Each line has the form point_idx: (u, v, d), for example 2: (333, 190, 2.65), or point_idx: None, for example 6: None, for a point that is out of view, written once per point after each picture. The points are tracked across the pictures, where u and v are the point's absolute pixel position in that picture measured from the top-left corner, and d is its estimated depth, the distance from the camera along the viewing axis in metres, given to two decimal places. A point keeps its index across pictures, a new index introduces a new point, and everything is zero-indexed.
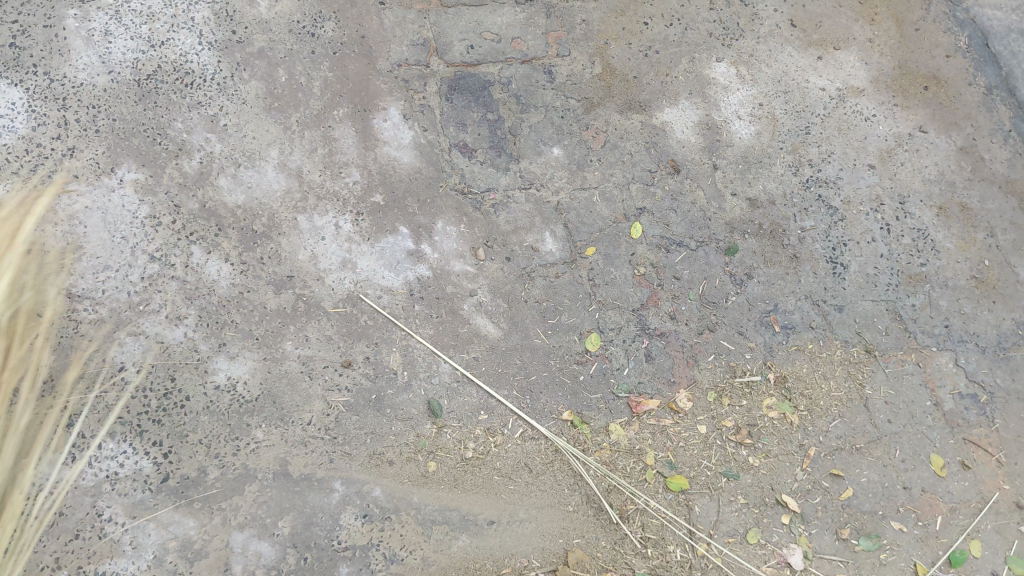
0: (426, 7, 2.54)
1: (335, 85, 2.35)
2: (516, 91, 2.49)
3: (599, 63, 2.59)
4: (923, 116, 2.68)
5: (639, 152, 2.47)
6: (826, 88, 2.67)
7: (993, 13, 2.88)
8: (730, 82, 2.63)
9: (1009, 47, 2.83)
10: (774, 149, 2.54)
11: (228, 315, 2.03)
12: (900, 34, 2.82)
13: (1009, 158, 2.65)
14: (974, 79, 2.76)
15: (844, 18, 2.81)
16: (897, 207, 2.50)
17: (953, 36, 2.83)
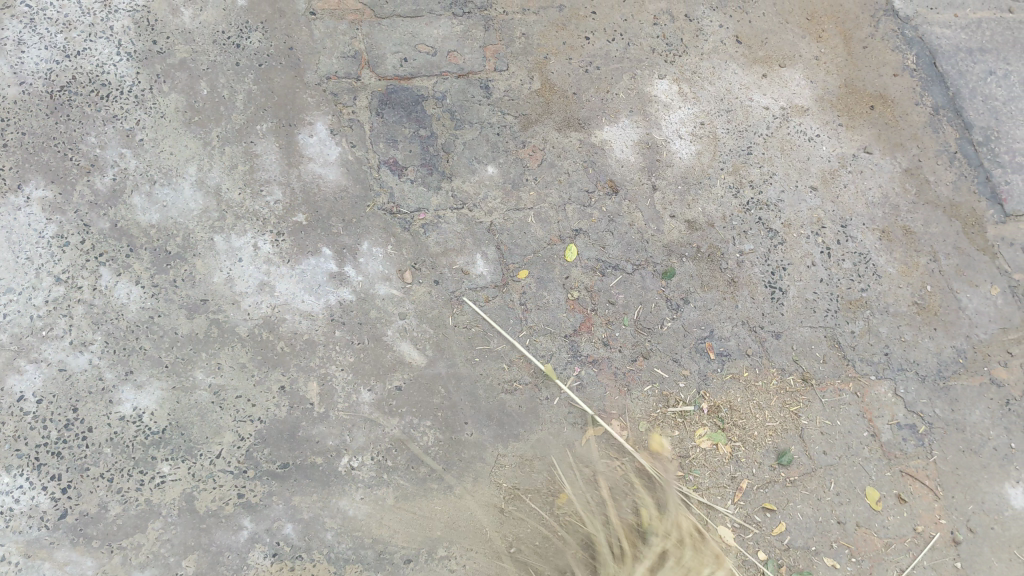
0: (359, 18, 2.45)
1: (259, 98, 2.26)
2: (450, 106, 2.41)
3: (539, 79, 2.52)
4: (868, 137, 2.64)
5: (576, 172, 2.40)
6: (769, 107, 2.63)
7: (942, 32, 2.86)
8: (672, 100, 2.58)
9: (958, 66, 2.80)
10: (714, 169, 2.49)
11: (136, 341, 1.94)
12: (847, 52, 2.79)
13: (955, 180, 2.61)
14: (920, 98, 2.73)
15: (790, 34, 2.78)
16: (838, 231, 2.46)
17: (901, 54, 2.80)
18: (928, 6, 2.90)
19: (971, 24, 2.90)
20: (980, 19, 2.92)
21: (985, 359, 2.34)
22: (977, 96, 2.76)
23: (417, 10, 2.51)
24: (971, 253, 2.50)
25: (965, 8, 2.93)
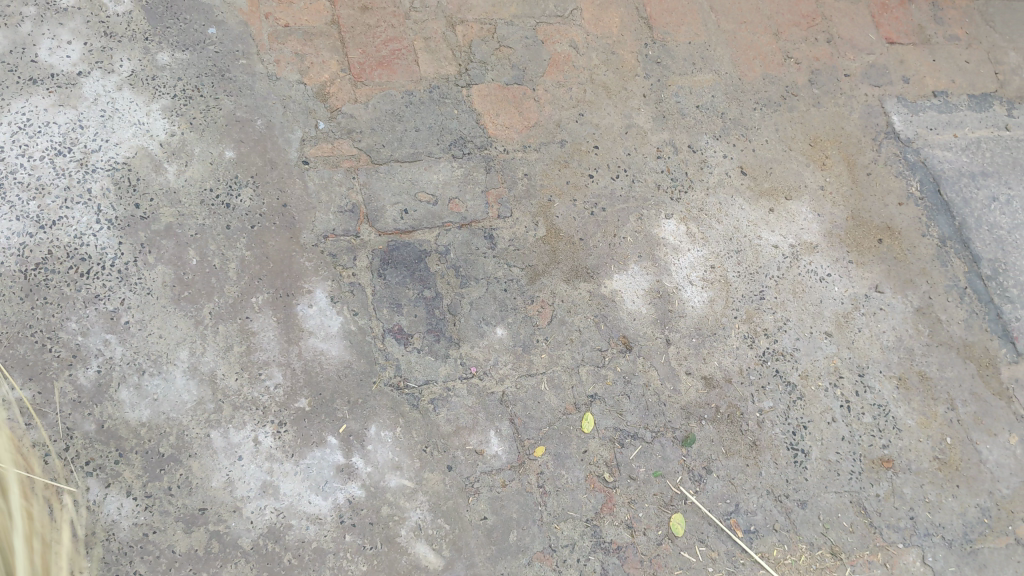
0: (355, 165, 2.32)
1: (253, 266, 2.10)
2: (454, 261, 2.26)
3: (543, 224, 2.41)
4: (877, 273, 2.60)
5: (588, 329, 2.29)
6: (779, 246, 2.57)
7: (944, 155, 2.87)
8: (680, 243, 2.49)
9: (962, 192, 2.80)
10: (727, 318, 2.41)
11: (130, 566, 1.76)
12: (851, 179, 2.75)
13: (966, 317, 2.60)
14: (927, 228, 2.71)
15: (794, 163, 2.73)
16: (856, 379, 2.41)
17: (905, 181, 2.78)
18: (928, 126, 2.93)
19: (971, 144, 2.93)
20: (979, 138, 2.96)
21: (1010, 517, 2.29)
22: (983, 225, 2.76)
23: (417, 153, 2.38)
24: (988, 399, 2.47)
25: (964, 128, 2.97)
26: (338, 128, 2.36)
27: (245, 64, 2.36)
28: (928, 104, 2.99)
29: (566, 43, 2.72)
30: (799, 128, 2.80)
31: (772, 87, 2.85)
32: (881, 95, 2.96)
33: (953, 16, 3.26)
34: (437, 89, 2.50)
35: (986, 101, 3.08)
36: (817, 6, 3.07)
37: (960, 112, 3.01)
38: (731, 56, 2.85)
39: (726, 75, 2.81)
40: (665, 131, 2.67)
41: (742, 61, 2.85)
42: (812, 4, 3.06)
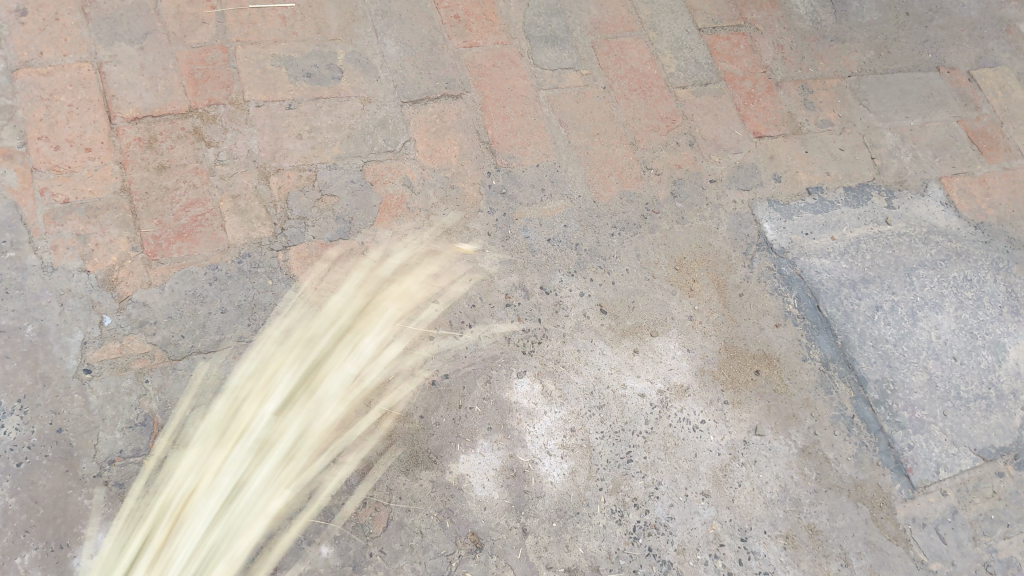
0: (149, 363, 2.00)
1: (18, 516, 1.78)
2: (270, 468, 1.95)
3: (377, 405, 2.09)
4: (754, 412, 2.41)
5: (432, 529, 1.97)
6: (645, 394, 2.35)
7: (821, 264, 2.71)
8: (535, 405, 2.23)
9: (843, 306, 2.65)
10: (591, 491, 2.14)
11: None
12: (722, 302, 2.58)
13: (855, 452, 2.42)
14: (807, 351, 2.55)
15: (659, 292, 2.54)
16: (738, 546, 2.17)
17: (781, 298, 2.62)
18: (803, 231, 2.77)
19: (851, 246, 2.78)
20: (858, 237, 2.81)
21: None
22: (867, 341, 2.61)
23: (223, 339, 2.07)
24: (885, 547, 2.28)
25: (842, 228, 2.82)
26: (128, 321, 2.03)
27: (13, 256, 2.05)
28: (802, 204, 2.83)
29: (399, 182, 2.46)
30: (663, 251, 2.62)
31: (634, 202, 2.67)
32: (751, 200, 2.79)
33: (824, 98, 3.12)
34: (247, 258, 2.19)
35: (865, 193, 2.93)
36: (676, 105, 2.89)
37: (837, 209, 2.86)
38: (588, 173, 2.67)
39: (581, 198, 2.62)
40: (514, 273, 2.43)
41: (601, 177, 2.68)
42: (671, 104, 2.89)
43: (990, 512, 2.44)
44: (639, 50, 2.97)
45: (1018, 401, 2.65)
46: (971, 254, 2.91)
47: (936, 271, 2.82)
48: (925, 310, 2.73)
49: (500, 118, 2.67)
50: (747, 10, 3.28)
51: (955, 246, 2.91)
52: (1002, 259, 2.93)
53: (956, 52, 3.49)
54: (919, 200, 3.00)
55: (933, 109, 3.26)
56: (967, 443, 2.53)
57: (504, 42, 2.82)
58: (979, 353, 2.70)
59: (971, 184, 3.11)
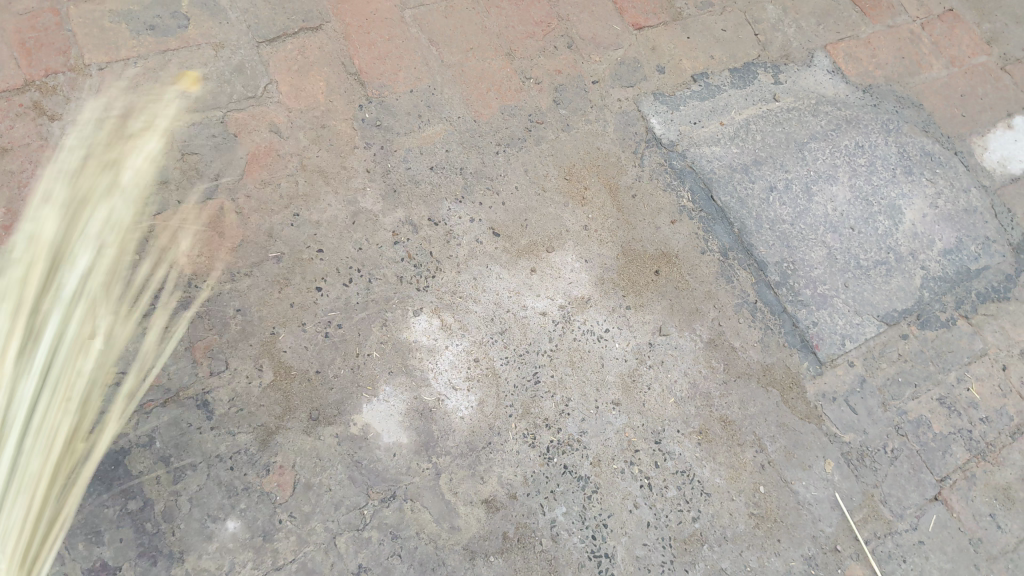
0: None
1: None
2: (162, 451, 1.91)
3: (269, 366, 2.05)
4: (658, 313, 2.41)
5: (342, 485, 1.96)
6: (547, 312, 2.33)
7: (711, 152, 2.68)
8: (435, 341, 2.20)
9: (737, 193, 2.63)
10: (501, 419, 2.14)
11: None
12: (616, 207, 2.55)
13: (761, 337, 2.45)
14: (705, 244, 2.55)
15: (551, 206, 2.49)
16: (652, 449, 2.19)
17: (675, 193, 2.60)
18: (691, 120, 2.72)
19: (740, 130, 2.74)
20: (747, 119, 2.77)
21: (838, 559, 2.18)
22: (764, 224, 2.60)
23: None
24: (797, 427, 2.33)
25: (730, 111, 2.77)
26: None
27: None
28: (688, 93, 2.77)
29: (265, 129, 2.34)
30: (552, 161, 2.56)
31: (518, 114, 2.59)
32: (636, 96, 2.73)
33: None
34: (110, 234, 2.10)
35: (750, 71, 2.87)
36: (550, 7, 2.78)
37: (723, 93, 2.80)
38: (466, 91, 2.57)
39: (460, 120, 2.53)
40: (399, 209, 2.36)
41: (480, 92, 2.58)
42: (545, 7, 2.77)
43: (898, 376, 2.50)
44: None
45: (916, 262, 2.69)
46: (861, 119, 2.88)
47: (827, 142, 2.79)
48: (820, 183, 2.72)
49: (365, 47, 2.54)
50: None
51: (844, 113, 2.87)
52: (892, 120, 2.91)
53: None
54: (806, 70, 2.94)
55: None
56: (870, 311, 2.56)
57: None
58: (875, 220, 2.72)
59: (857, 47, 3.06)
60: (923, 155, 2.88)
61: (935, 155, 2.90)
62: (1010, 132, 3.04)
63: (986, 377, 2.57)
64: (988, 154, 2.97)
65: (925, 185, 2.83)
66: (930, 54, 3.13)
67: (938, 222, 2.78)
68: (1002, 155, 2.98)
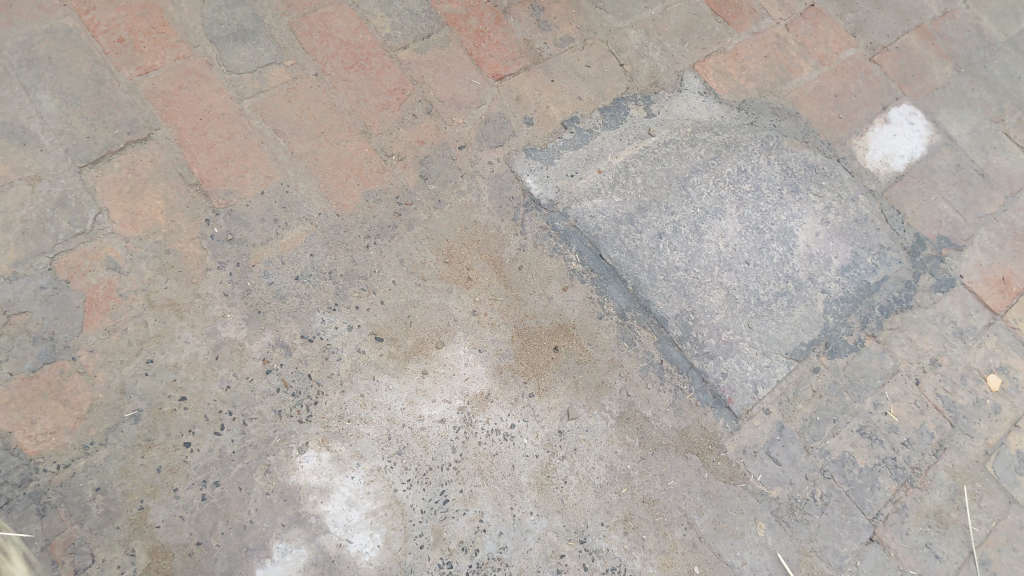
0: None
1: None
2: None
3: (141, 548, 1.86)
4: (562, 395, 2.27)
5: None
6: (446, 418, 2.17)
7: (593, 205, 2.54)
8: (327, 478, 2.03)
9: (625, 246, 2.50)
10: (412, 552, 1.99)
11: None
12: (503, 283, 2.39)
13: (673, 399, 2.34)
14: (601, 307, 2.42)
15: (434, 295, 2.32)
16: (579, 551, 2.08)
17: (562, 258, 2.45)
18: (568, 173, 2.57)
19: (619, 175, 2.60)
20: (625, 162, 2.63)
21: None
22: (658, 276, 2.48)
23: None
24: (722, 493, 2.24)
25: (606, 156, 2.62)
26: None
27: None
28: (560, 143, 2.62)
29: (102, 268, 2.10)
30: (427, 245, 2.38)
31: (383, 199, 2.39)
32: (507, 155, 2.56)
33: (558, 13, 2.82)
34: None
35: (620, 108, 2.71)
36: (402, 70, 2.56)
37: (596, 136, 2.65)
38: (323, 181, 2.36)
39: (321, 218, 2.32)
40: (267, 331, 2.16)
41: (339, 180, 2.38)
42: (396, 71, 2.56)
43: (815, 414, 2.43)
44: (345, 17, 2.58)
45: (816, 286, 2.60)
46: (740, 141, 2.74)
47: (709, 173, 2.66)
48: (708, 219, 2.60)
49: (204, 150, 2.30)
50: None
51: (722, 137, 2.74)
52: (772, 137, 2.78)
53: None
54: (677, 97, 2.78)
55: None
56: (778, 349, 2.48)
57: (186, 54, 2.39)
58: (770, 248, 2.61)
59: (725, 61, 2.90)
60: (807, 168, 2.77)
61: (819, 166, 2.79)
62: (887, 126, 2.95)
63: (901, 397, 2.52)
64: (869, 155, 2.88)
65: (813, 201, 2.72)
66: (798, 56, 2.99)
67: (832, 239, 2.69)
68: (884, 154, 2.90)
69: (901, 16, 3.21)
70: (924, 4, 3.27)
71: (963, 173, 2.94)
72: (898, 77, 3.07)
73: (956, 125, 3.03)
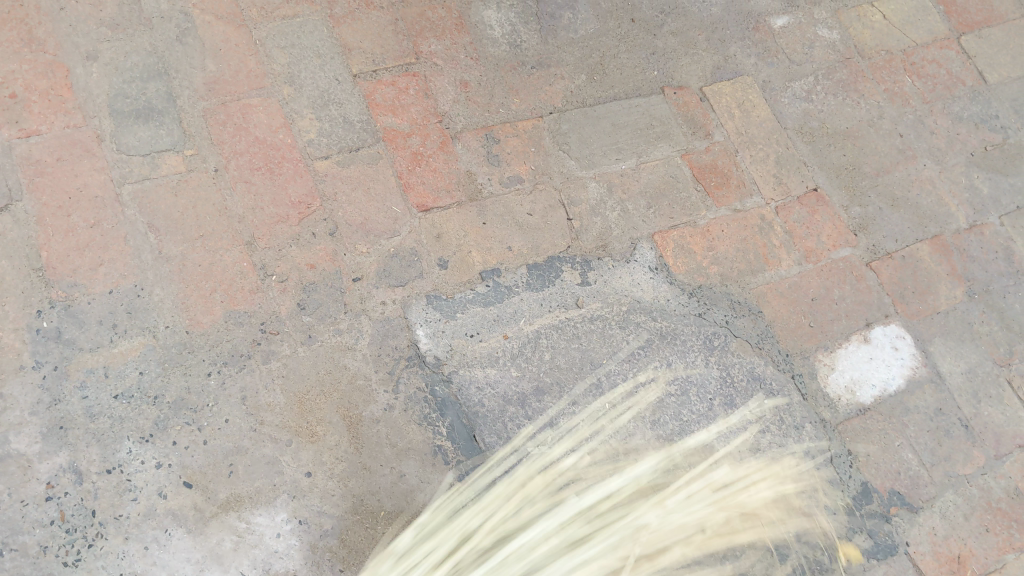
0: None
1: None
2: None
3: None
4: None
5: None
6: None
7: (485, 375, 2.25)
8: None
9: (505, 432, 2.20)
10: None
11: None
12: (353, 446, 2.10)
13: None
14: (458, 498, 2.11)
15: (269, 446, 2.06)
16: None
17: (430, 431, 2.16)
18: (467, 332, 2.30)
19: (526, 345, 2.32)
20: (538, 331, 2.35)
21: None
22: (533, 474, 2.16)
23: None
24: None
25: (518, 321, 2.35)
26: None
27: None
28: (470, 295, 2.37)
29: None
30: (279, 386, 2.13)
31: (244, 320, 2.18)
32: (405, 298, 2.32)
33: (514, 148, 2.61)
34: None
35: (553, 267, 2.47)
36: (314, 182, 2.39)
37: (514, 295, 2.39)
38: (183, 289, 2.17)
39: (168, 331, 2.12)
40: (62, 451, 1.97)
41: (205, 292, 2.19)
42: (307, 182, 2.38)
43: None
44: (268, 113, 2.42)
45: (721, 522, 2.23)
46: (679, 334, 2.44)
47: (631, 363, 2.36)
48: (614, 418, 2.28)
49: (60, 233, 2.15)
50: (424, 40, 2.67)
51: (659, 325, 2.44)
52: (719, 334, 2.47)
53: (687, 64, 2.91)
54: (622, 268, 2.52)
55: (651, 144, 2.73)
56: None
57: (78, 123, 2.26)
58: (677, 467, 2.26)
59: (692, 236, 2.62)
60: (750, 380, 2.43)
61: (766, 380, 2.45)
62: (864, 347, 2.59)
63: None
64: (834, 377, 2.52)
65: (747, 420, 2.37)
66: (781, 246, 2.69)
67: (757, 470, 2.31)
68: (852, 379, 2.53)
69: (918, 219, 2.86)
70: (950, 210, 2.90)
71: (942, 420, 2.53)
72: (893, 291, 2.71)
73: (948, 361, 2.63)
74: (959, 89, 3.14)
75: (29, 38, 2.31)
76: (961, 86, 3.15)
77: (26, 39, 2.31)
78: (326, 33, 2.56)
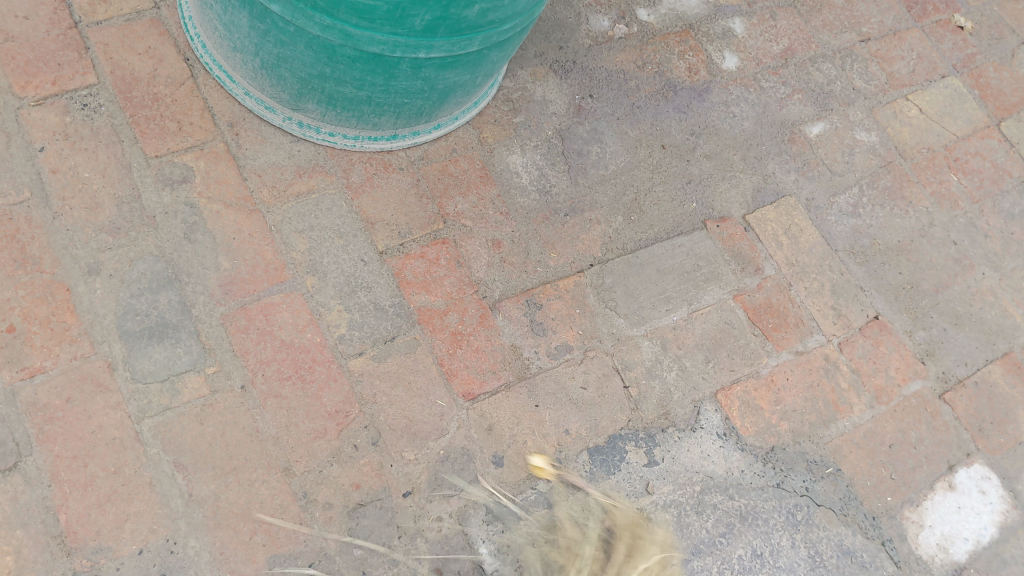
0: None
1: None
2: None
3: None
4: None
5: None
6: None
7: None
8: None
9: None
10: None
11: None
12: None
13: None
14: None
15: None
16: None
17: None
18: (535, 542, 2.10)
19: (600, 550, 2.12)
20: (611, 529, 2.15)
21: None
22: None
23: None
24: None
25: (588, 521, 2.15)
26: None
27: None
28: (532, 496, 2.16)
29: None
30: None
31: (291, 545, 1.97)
32: (463, 508, 2.10)
33: (558, 312, 2.39)
34: None
35: (616, 449, 2.26)
36: (350, 384, 2.16)
37: (580, 489, 2.19)
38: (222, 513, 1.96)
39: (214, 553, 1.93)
40: None
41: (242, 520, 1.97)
42: (342, 386, 2.15)
43: None
44: (293, 310, 2.19)
45: None
46: (759, 511, 2.25)
47: (714, 556, 2.17)
48: None
49: (79, 487, 1.91)
50: (448, 200, 2.46)
51: (738, 504, 2.25)
52: (801, 505, 2.28)
53: (727, 189, 2.71)
54: (689, 439, 2.32)
55: (701, 288, 2.53)
56: None
57: (87, 352, 2.02)
58: None
59: (757, 390, 2.43)
60: (840, 555, 2.25)
61: (857, 553, 2.26)
62: (951, 495, 2.41)
63: None
64: (924, 534, 2.33)
65: None
66: (850, 388, 2.49)
67: None
68: (943, 534, 2.35)
69: (986, 336, 2.68)
70: (1016, 321, 2.73)
71: None
72: (972, 424, 2.53)
73: None
74: (1006, 182, 2.96)
75: (22, 258, 2.06)
76: (1008, 178, 2.97)
77: (19, 259, 2.06)
78: (345, 208, 2.34)
